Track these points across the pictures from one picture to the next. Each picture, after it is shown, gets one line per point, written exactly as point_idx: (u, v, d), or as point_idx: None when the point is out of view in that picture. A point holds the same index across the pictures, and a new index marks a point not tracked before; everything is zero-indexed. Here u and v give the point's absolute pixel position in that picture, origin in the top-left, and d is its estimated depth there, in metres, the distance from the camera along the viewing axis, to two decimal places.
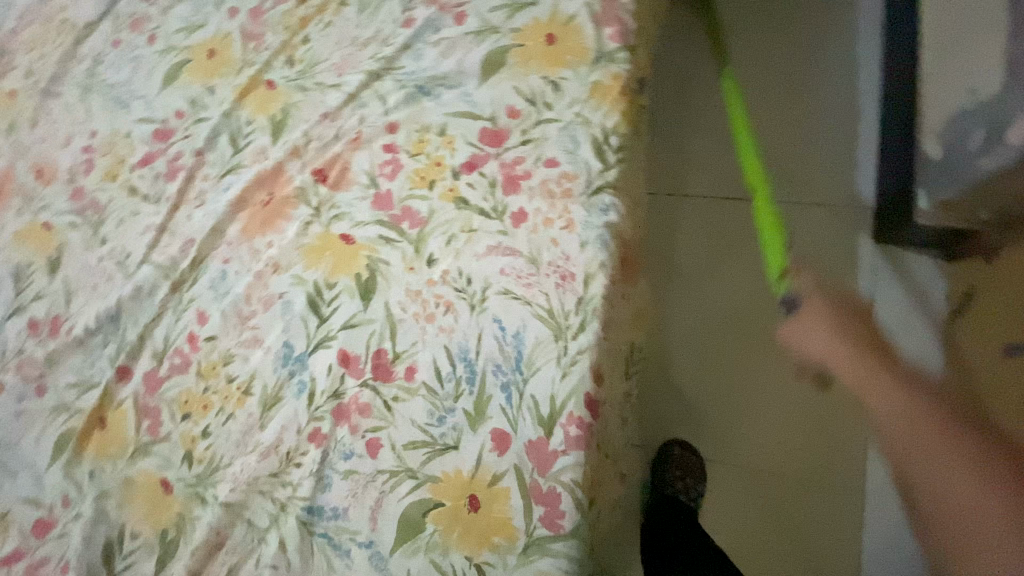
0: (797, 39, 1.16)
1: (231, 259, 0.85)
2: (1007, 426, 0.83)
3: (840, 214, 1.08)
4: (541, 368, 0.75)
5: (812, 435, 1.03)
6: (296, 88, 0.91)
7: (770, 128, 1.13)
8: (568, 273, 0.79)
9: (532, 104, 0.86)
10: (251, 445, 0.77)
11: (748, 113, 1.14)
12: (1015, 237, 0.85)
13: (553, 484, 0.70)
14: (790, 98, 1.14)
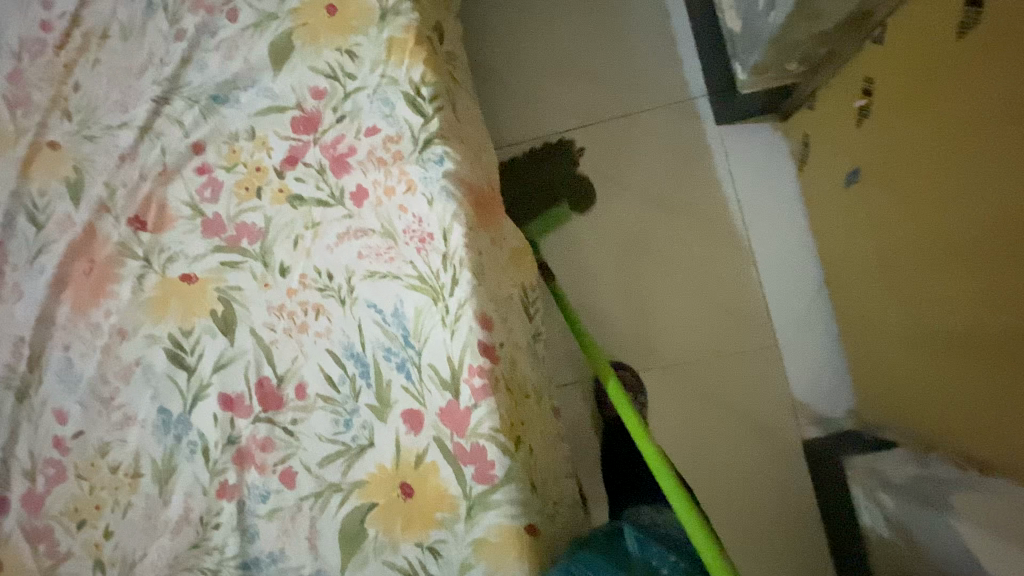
0: None
1: (72, 343, 0.82)
2: (849, 240, 1.10)
3: (675, 127, 1.29)
4: (429, 335, 0.72)
5: (694, 295, 1.26)
6: (83, 142, 0.86)
7: (586, 60, 1.31)
8: (426, 234, 0.74)
9: (334, 79, 0.79)
10: (160, 526, 0.75)
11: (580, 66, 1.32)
12: (834, 69, 1.02)
13: (475, 440, 0.68)
14: (594, 28, 1.31)
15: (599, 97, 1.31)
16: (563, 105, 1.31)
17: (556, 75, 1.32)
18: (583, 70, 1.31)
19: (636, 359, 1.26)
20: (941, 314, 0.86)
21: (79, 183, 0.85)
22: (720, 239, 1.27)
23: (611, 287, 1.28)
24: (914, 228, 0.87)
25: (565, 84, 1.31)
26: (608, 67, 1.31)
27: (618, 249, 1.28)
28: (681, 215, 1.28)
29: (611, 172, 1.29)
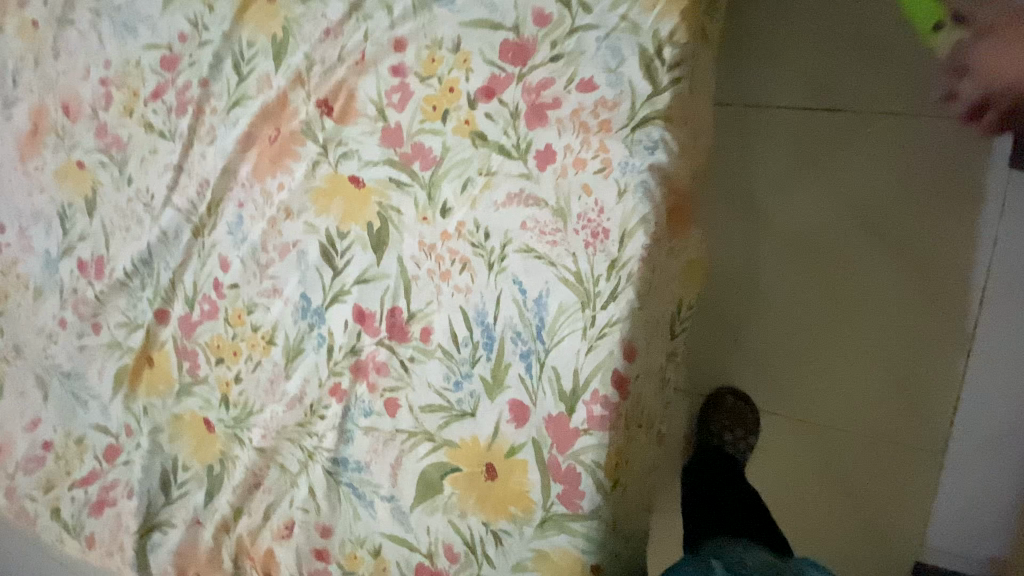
0: None
1: (245, 203, 0.86)
2: None
3: (955, 146, 0.97)
4: (565, 338, 0.66)
5: (867, 356, 1.05)
6: (297, 2, 0.83)
7: (871, 23, 0.98)
8: (601, 229, 0.64)
9: (566, 6, 0.66)
10: (278, 394, 0.83)
11: (861, 24, 0.99)
12: None
13: (573, 463, 0.64)
14: None
15: (863, 78, 1.00)
16: (812, 69, 1.02)
17: (820, 30, 1.01)
18: (862, 32, 0.99)
19: (763, 395, 1.11)
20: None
21: (283, 45, 0.84)
22: (936, 305, 1.01)
23: (770, 310, 1.08)
24: None
25: (828, 45, 1.01)
26: (901, 38, 0.97)
27: (800, 272, 1.06)
28: (898, 260, 1.01)
29: (834, 178, 1.02)
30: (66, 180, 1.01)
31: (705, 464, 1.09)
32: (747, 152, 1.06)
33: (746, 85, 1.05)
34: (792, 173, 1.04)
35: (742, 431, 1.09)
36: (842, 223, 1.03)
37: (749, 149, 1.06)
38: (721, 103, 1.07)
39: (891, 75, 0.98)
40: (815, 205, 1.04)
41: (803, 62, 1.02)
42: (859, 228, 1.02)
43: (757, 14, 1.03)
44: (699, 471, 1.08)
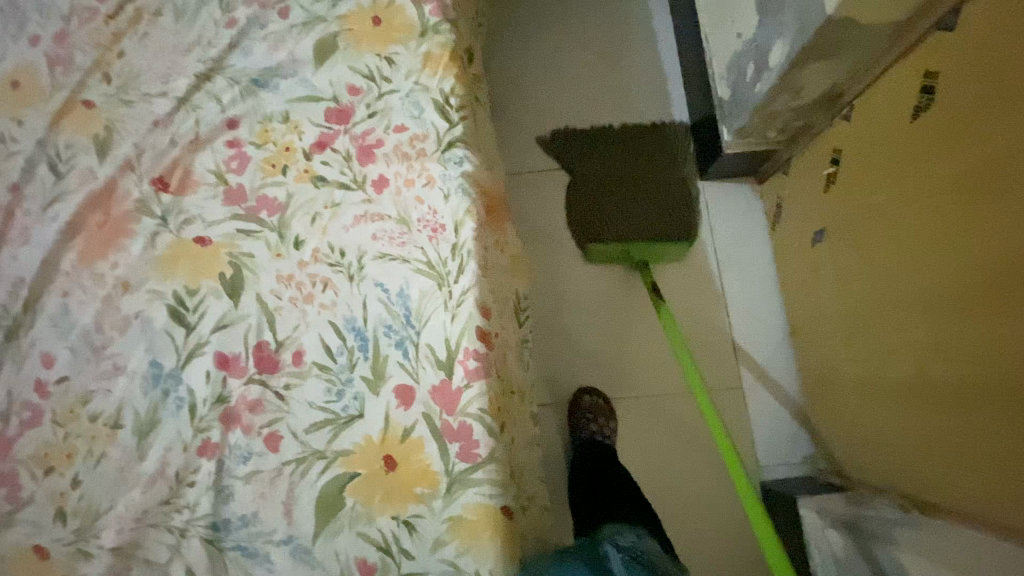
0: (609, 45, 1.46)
1: (72, 291, 0.83)
2: (818, 302, 1.21)
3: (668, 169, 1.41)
4: (431, 317, 0.77)
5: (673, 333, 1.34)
6: (119, 105, 0.91)
7: (587, 105, 1.43)
8: (438, 225, 0.80)
9: (371, 79, 0.87)
10: (131, 479, 0.74)
11: (583, 107, 1.43)
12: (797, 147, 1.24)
13: (462, 419, 0.72)
14: (597, 77, 1.44)
15: (598, 138, 1.41)
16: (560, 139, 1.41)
17: (558, 114, 1.43)
18: (585, 112, 1.43)
19: (613, 386, 1.32)
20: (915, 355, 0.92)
21: (107, 141, 0.89)
22: (695, 280, 1.37)
23: (596, 317, 1.34)
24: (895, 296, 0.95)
25: (568, 122, 1.42)
26: (611, 111, 1.43)
27: (602, 279, 1.36)
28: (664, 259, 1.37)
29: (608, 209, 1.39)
30: None
31: (580, 457, 1.21)
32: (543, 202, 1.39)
33: (528, 156, 1.41)
34: (573, 208, 1.39)
35: (603, 419, 1.25)
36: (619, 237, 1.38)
37: (537, 195, 1.39)
38: (510, 168, 1.41)
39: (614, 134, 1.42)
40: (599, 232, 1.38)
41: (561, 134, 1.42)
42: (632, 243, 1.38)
43: (516, 108, 1.43)
44: (580, 464, 1.19)
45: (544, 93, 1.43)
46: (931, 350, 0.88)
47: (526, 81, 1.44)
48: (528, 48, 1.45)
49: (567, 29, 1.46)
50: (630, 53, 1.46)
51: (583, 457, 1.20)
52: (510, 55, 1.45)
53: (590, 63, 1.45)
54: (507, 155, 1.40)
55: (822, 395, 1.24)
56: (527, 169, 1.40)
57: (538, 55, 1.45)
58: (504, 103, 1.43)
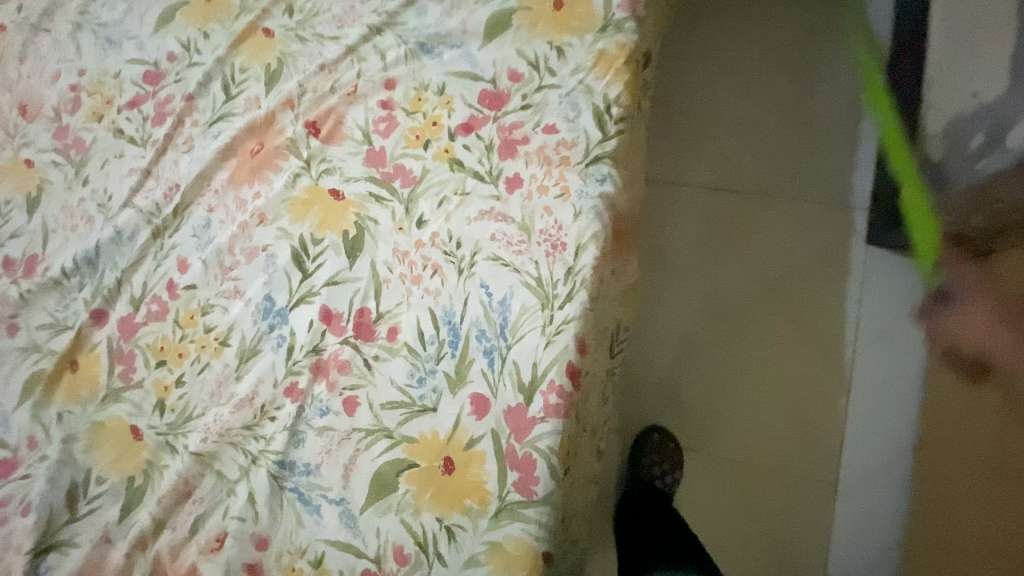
0: (804, 62, 1.26)
1: (217, 209, 0.90)
2: (957, 430, 1.01)
3: (828, 221, 1.24)
4: (525, 335, 0.73)
5: (767, 402, 1.22)
6: (294, 40, 0.94)
7: (756, 125, 1.27)
8: (560, 242, 0.75)
9: (535, 68, 0.81)
10: (225, 396, 0.81)
11: (750, 127, 1.27)
12: None
13: (528, 450, 0.70)
14: (778, 96, 1.26)
15: (755, 167, 1.26)
16: (713, 157, 1.28)
17: (719, 128, 1.28)
18: (751, 133, 1.27)
19: (683, 432, 1.24)
20: None
21: (276, 74, 0.93)
22: (818, 351, 1.21)
23: (685, 358, 1.25)
24: None
25: (727, 140, 1.28)
26: (781, 139, 1.26)
27: (711, 320, 1.25)
28: (778, 321, 1.23)
29: (736, 249, 1.26)
30: (9, 177, 1.00)
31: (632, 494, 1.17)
32: (668, 221, 1.28)
33: (670, 167, 1.29)
34: (705, 234, 1.27)
35: (669, 465, 1.19)
36: (746, 279, 1.25)
37: (668, 211, 1.29)
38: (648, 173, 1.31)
39: (777, 166, 1.26)
40: (718, 271, 1.26)
41: (712, 152, 1.28)
42: (749, 292, 1.24)
43: (675, 111, 1.30)
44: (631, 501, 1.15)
45: (711, 101, 1.29)
46: None
47: (694, 82, 1.29)
48: (709, 46, 1.29)
49: (763, 30, 1.28)
50: (826, 75, 1.25)
51: (637, 499, 1.14)
52: (687, 48, 1.30)
53: (775, 75, 1.27)
54: (650, 159, 1.30)
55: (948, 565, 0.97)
56: (666, 179, 1.30)
57: (718, 56, 1.29)
58: (664, 100, 1.31)
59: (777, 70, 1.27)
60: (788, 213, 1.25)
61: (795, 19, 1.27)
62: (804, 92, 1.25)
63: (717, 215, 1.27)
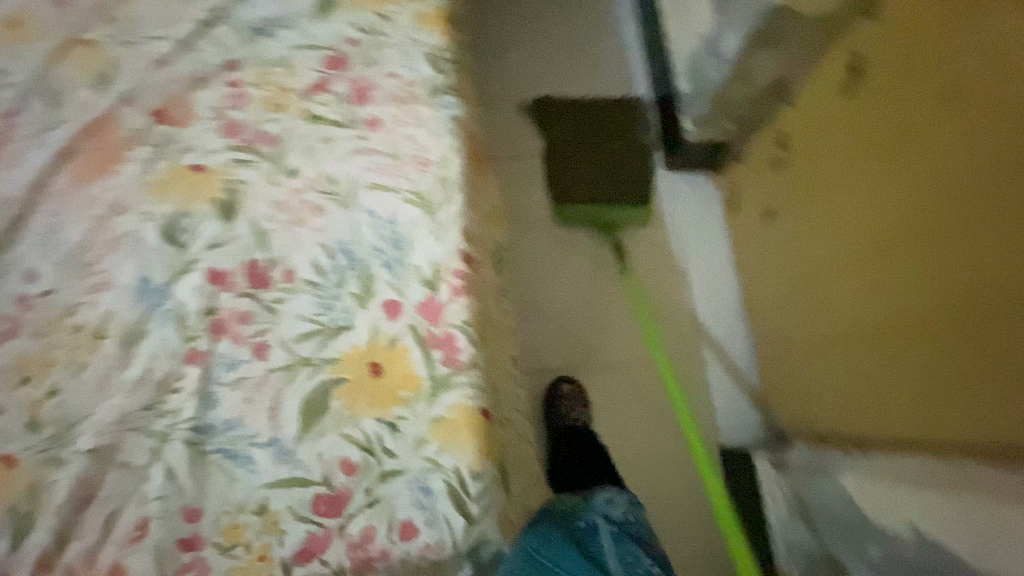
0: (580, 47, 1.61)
1: (63, 212, 0.85)
2: (771, 273, 1.28)
3: (635, 158, 1.54)
4: (418, 240, 0.82)
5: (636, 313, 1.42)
6: (120, 45, 0.95)
7: (562, 96, 1.55)
8: (427, 159, 0.86)
9: (368, 33, 0.94)
10: (114, 386, 0.75)
11: (558, 99, 1.55)
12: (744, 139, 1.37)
13: (446, 329, 0.77)
14: (570, 74, 1.58)
15: (571, 129, 1.54)
16: (538, 127, 1.53)
17: (535, 105, 1.54)
18: (560, 104, 1.55)
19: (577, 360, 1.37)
20: (858, 312, 0.96)
21: (107, 77, 0.93)
22: (658, 259, 1.49)
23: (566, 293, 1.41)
24: (842, 255, 0.98)
25: (544, 113, 1.54)
26: (583, 104, 1.56)
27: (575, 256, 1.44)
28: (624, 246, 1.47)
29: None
30: None
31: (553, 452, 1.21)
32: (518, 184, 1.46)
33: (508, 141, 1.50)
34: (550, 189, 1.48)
35: (578, 411, 1.24)
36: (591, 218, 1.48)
37: (518, 176, 1.47)
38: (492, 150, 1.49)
39: (586, 125, 1.55)
40: (569, 216, 1.46)
41: (535, 124, 1.53)
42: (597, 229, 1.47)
43: (496, 97, 1.54)
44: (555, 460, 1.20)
45: (522, 86, 1.56)
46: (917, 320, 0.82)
47: (504, 74, 1.56)
48: (507, 48, 1.59)
49: (542, 30, 1.62)
50: (598, 52, 1.61)
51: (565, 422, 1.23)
52: (491, 51, 1.59)
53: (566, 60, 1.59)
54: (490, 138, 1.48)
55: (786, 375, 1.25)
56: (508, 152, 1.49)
57: (516, 53, 1.59)
58: (484, 93, 1.55)
59: (563, 55, 1.60)
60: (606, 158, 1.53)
61: (563, 19, 1.64)
62: (587, 68, 1.59)
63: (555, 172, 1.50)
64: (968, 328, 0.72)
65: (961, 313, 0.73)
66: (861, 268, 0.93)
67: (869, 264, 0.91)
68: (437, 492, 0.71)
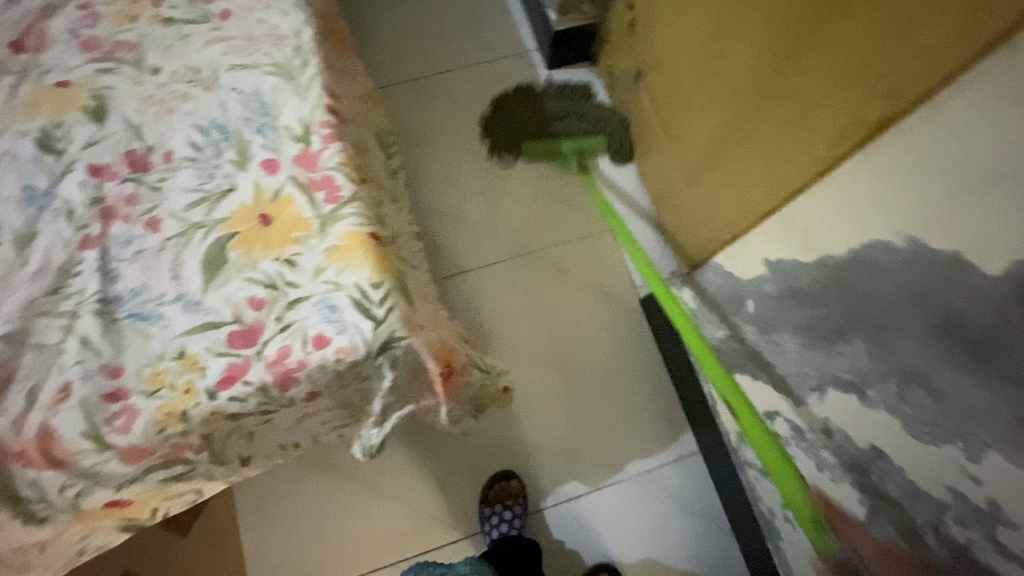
0: None
1: None
2: (650, 125, 1.37)
3: (514, 62, 1.62)
4: (284, 103, 0.87)
5: (517, 213, 1.50)
6: None
7: (431, 27, 1.65)
8: (280, 36, 0.92)
9: None
10: (15, 282, 0.78)
11: (428, 29, 1.64)
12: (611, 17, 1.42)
13: (325, 172, 0.82)
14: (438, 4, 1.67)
15: (445, 51, 1.62)
16: (414, 57, 1.62)
17: (408, 38, 1.64)
18: (433, 32, 1.64)
19: (468, 262, 1.46)
20: (709, 113, 1.07)
21: None
22: (551, 146, 1.55)
23: (463, 196, 1.51)
24: (692, 66, 1.10)
25: (417, 44, 1.63)
26: (453, 27, 1.65)
27: (467, 162, 1.53)
28: (501, 154, 1.54)
29: (457, 108, 1.57)
30: None
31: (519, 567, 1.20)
32: (398, 111, 1.56)
33: (390, 74, 1.60)
34: (433, 106, 1.57)
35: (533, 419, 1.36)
36: (475, 123, 1.56)
37: (399, 104, 1.57)
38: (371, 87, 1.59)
39: (458, 44, 1.63)
40: (448, 135, 1.55)
41: (410, 53, 1.62)
42: (474, 142, 1.54)
43: (371, 39, 1.63)
44: (515, 549, 1.21)
45: (394, 25, 1.65)
46: (740, 96, 0.94)
47: (373, 17, 1.66)
48: None
49: None
50: None
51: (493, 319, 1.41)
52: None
53: None
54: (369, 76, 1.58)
55: (680, 219, 1.31)
56: (386, 85, 1.59)
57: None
58: (357, 36, 1.63)
59: None
60: (482, 70, 1.60)
61: None
62: None
63: (436, 92, 1.58)
64: (780, 74, 0.80)
65: (770, 64, 0.82)
66: (704, 70, 1.05)
67: (708, 63, 1.03)
68: (343, 306, 0.76)
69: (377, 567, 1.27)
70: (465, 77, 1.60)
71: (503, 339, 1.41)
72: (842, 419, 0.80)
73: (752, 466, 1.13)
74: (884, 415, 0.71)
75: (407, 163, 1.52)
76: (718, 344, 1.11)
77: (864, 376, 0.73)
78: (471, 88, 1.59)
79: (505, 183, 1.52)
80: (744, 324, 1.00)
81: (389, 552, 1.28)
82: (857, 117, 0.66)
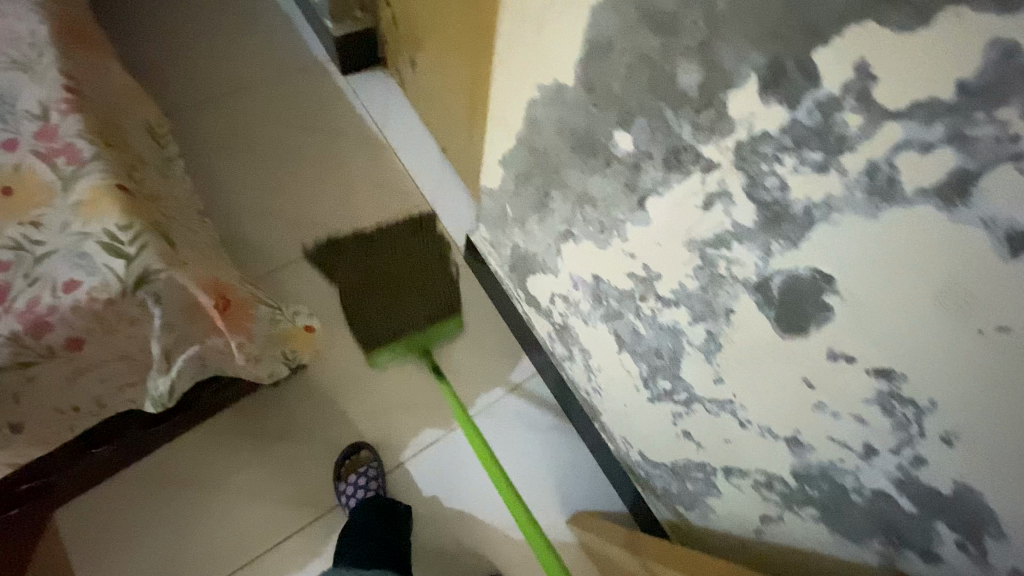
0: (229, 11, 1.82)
1: None
2: (429, 101, 1.54)
3: (309, 74, 1.74)
4: (21, 90, 0.91)
5: (330, 202, 1.58)
6: None
7: (223, 54, 1.74)
8: (14, 35, 0.96)
9: None
10: None
11: (221, 56, 1.74)
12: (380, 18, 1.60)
13: (67, 142, 0.87)
14: (228, 33, 1.78)
15: (240, 72, 1.72)
16: (210, 81, 1.69)
17: (201, 66, 1.71)
18: (226, 58, 1.74)
19: (293, 254, 1.51)
20: (455, 67, 1.27)
21: None
22: (355, 139, 1.67)
23: (275, 196, 1.57)
24: (438, 33, 1.30)
25: (211, 70, 1.71)
26: (246, 51, 1.75)
27: (275, 165, 1.60)
28: (308, 152, 1.63)
29: (260, 120, 1.65)
30: None
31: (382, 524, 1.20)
32: (200, 132, 1.62)
33: (189, 99, 1.66)
34: (233, 122, 1.64)
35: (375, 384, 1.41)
36: (278, 130, 1.65)
37: (199, 124, 1.63)
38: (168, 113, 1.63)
39: (253, 65, 1.73)
40: (254, 144, 1.62)
41: (206, 78, 1.70)
42: (281, 147, 1.63)
43: (163, 71, 1.69)
44: (375, 512, 1.20)
45: (187, 57, 1.72)
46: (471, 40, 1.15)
47: (164, 51, 1.72)
48: (160, 31, 1.75)
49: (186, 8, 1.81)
50: (250, 9, 1.83)
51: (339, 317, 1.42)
52: (144, 38, 1.74)
53: (217, 24, 1.79)
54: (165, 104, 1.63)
55: (466, 172, 1.48)
56: (184, 109, 1.64)
57: (171, 32, 1.76)
58: (149, 70, 1.69)
59: (217, 21, 1.79)
60: (279, 84, 1.71)
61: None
62: (243, 24, 1.80)
63: (235, 109, 1.66)
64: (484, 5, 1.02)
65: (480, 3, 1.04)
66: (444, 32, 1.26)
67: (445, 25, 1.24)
68: (92, 250, 0.79)
69: (226, 572, 1.22)
70: (264, 92, 1.70)
71: (337, 316, 1.46)
72: (575, 266, 0.96)
73: (564, 359, 1.27)
74: (588, 242, 0.88)
75: (214, 176, 1.56)
76: (511, 259, 1.27)
77: (570, 219, 0.90)
78: (269, 102, 1.69)
79: (315, 178, 1.61)
80: (512, 228, 1.15)
81: (237, 554, 1.24)
82: (499, 18, 0.87)
